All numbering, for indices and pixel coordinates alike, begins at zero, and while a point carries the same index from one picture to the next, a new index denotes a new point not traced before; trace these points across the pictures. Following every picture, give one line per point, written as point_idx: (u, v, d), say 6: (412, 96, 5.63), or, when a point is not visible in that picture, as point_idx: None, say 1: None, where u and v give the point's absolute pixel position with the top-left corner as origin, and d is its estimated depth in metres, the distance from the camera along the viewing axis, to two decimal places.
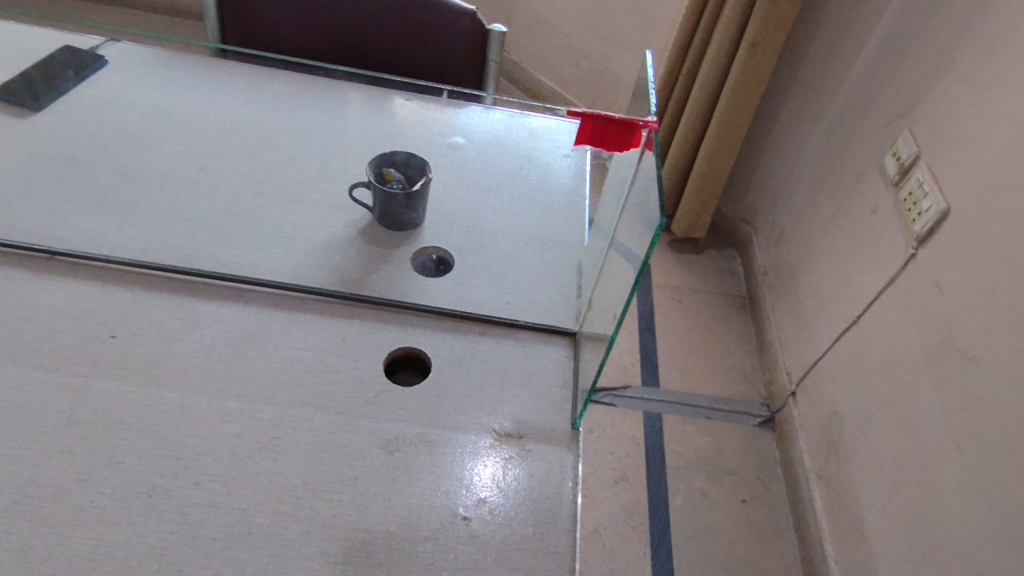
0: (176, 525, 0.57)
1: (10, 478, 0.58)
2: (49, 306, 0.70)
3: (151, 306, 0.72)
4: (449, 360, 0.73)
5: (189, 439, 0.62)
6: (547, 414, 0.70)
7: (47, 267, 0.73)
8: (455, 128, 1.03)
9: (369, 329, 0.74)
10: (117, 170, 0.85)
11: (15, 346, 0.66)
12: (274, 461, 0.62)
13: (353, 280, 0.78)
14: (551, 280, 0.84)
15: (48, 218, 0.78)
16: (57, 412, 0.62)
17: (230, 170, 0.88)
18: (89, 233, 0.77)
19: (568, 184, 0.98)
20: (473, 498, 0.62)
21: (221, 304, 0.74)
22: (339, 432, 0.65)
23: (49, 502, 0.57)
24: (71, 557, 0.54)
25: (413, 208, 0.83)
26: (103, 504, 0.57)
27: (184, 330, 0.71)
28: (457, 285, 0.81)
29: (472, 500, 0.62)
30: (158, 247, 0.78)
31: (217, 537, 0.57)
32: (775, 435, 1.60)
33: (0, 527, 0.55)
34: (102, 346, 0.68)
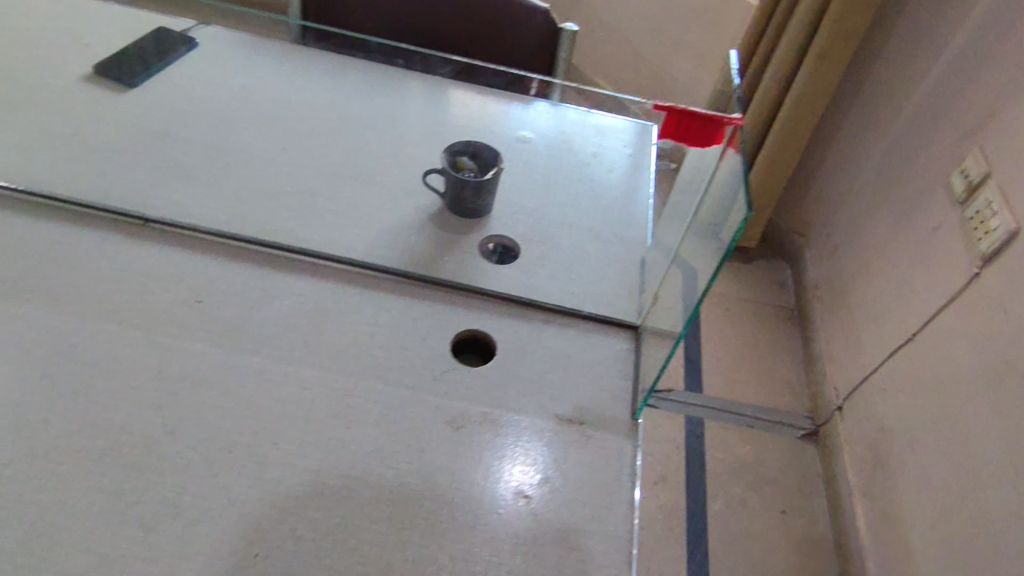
0: (253, 481, 0.60)
1: (103, 424, 0.62)
2: (141, 268, 0.74)
3: (234, 275, 0.76)
4: (514, 345, 0.75)
5: (268, 401, 0.66)
6: (608, 402, 0.71)
7: (140, 232, 0.78)
8: (523, 122, 1.05)
9: (438, 309, 0.77)
10: (204, 145, 0.89)
11: (111, 304, 0.71)
12: (346, 428, 0.65)
13: (423, 262, 0.81)
14: (614, 274, 0.85)
15: (141, 186, 0.82)
16: (148, 367, 0.66)
17: (309, 151, 0.92)
18: (179, 204, 0.81)
19: (634, 180, 1.00)
20: (521, 481, 0.64)
21: (299, 277, 0.77)
22: (408, 405, 0.68)
23: (139, 449, 0.61)
24: (159, 502, 0.58)
25: (484, 196, 0.85)
26: (187, 456, 0.61)
27: (264, 299, 0.74)
28: (522, 273, 0.83)
29: (520, 481, 0.64)
30: (241, 219, 0.81)
31: (292, 494, 0.60)
32: (818, 448, 1.58)
33: (95, 469, 0.59)
34: (188, 310, 0.72)
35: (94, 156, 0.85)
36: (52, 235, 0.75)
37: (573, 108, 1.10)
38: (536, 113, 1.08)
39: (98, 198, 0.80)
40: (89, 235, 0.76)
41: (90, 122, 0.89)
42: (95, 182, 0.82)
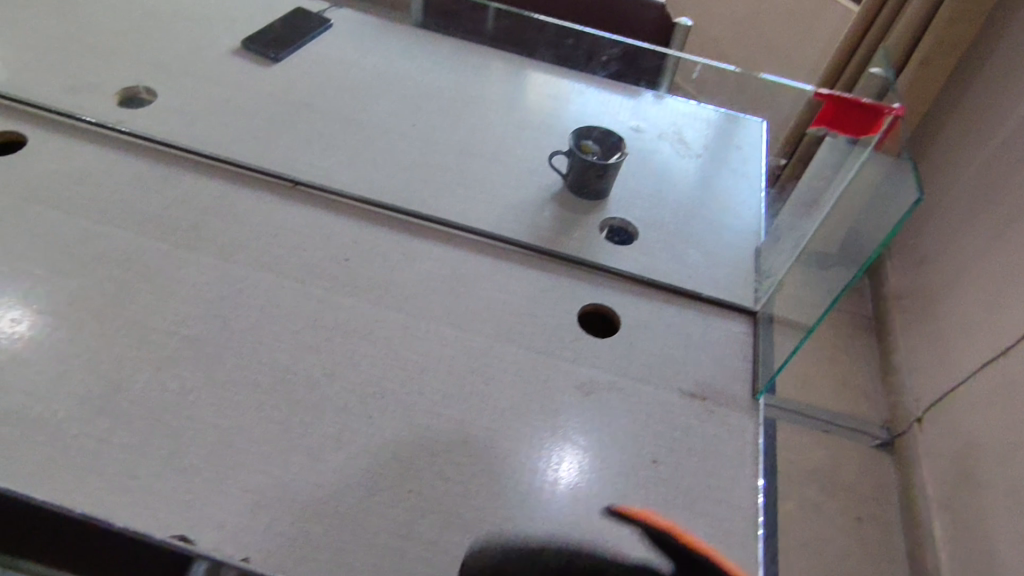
0: (404, 424, 0.65)
1: (270, 362, 0.68)
2: (294, 227, 0.80)
3: (377, 238, 0.81)
4: (638, 320, 0.78)
5: (413, 354, 0.71)
6: (729, 380, 0.74)
7: (291, 193, 0.84)
8: (637, 112, 1.08)
9: (566, 283, 0.80)
10: (343, 117, 0.95)
11: (270, 257, 0.77)
12: (485, 385, 0.69)
13: (549, 238, 0.85)
14: (729, 260, 0.87)
15: (290, 152, 0.89)
16: (306, 314, 0.72)
17: (439, 128, 0.97)
18: (324, 169, 0.87)
19: (746, 173, 1.02)
20: (554, 473, 0.64)
21: (436, 244, 0.82)
22: (541, 368, 0.72)
23: (303, 386, 0.66)
24: (325, 435, 0.63)
25: (605, 178, 0.89)
26: (346, 397, 0.66)
27: (405, 261, 0.79)
28: (642, 254, 0.86)
29: (555, 474, 0.64)
30: (380, 187, 0.87)
31: (441, 439, 0.64)
32: (894, 459, 1.57)
33: (265, 400, 0.65)
34: (338, 266, 0.77)
35: (248, 122, 0.92)
36: (217, 194, 0.83)
37: (681, 99, 1.13)
38: (646, 104, 1.11)
39: (253, 161, 0.87)
40: (248, 194, 0.83)
41: (243, 91, 0.96)
42: (250, 146, 0.88)
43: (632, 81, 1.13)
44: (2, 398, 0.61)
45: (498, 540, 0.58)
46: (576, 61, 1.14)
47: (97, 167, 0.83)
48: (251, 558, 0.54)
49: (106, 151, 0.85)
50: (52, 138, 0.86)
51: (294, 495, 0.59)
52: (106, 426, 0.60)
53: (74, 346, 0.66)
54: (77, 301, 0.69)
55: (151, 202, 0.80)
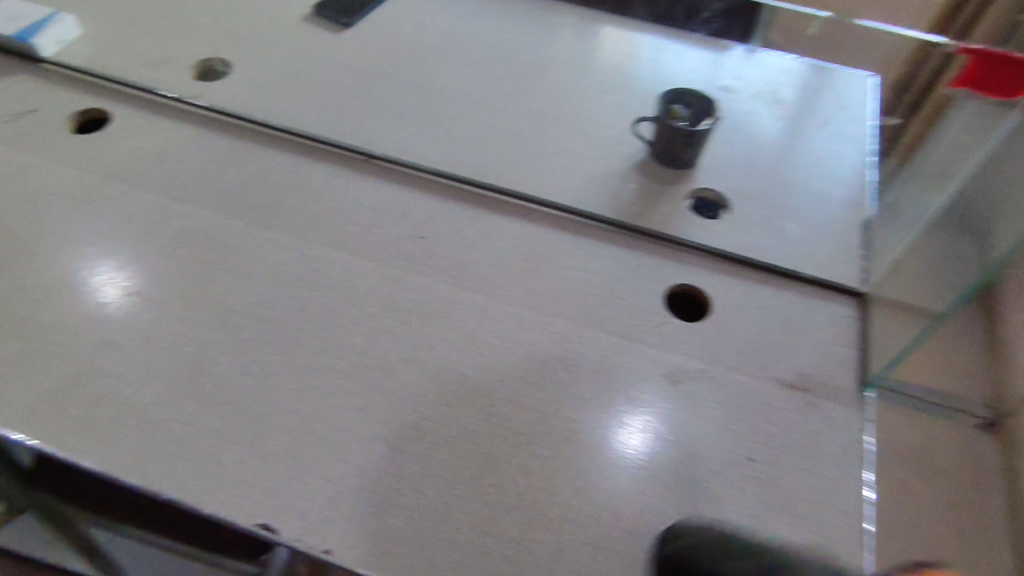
0: (482, 414, 0.63)
1: (348, 347, 0.66)
2: (369, 203, 0.78)
3: (452, 214, 0.78)
4: (731, 303, 0.72)
5: (491, 338, 0.68)
6: (834, 371, 0.67)
7: (365, 168, 0.82)
8: (728, 71, 0.99)
9: (651, 261, 0.75)
10: (415, 85, 0.92)
11: (345, 236, 0.75)
12: (567, 372, 0.66)
13: (633, 212, 0.80)
14: (834, 236, 0.79)
15: (362, 123, 0.86)
16: (382, 296, 0.71)
17: (515, 94, 0.92)
18: (398, 141, 0.84)
19: (854, 135, 0.93)
20: (623, 446, 0.61)
21: (513, 220, 0.78)
22: (625, 355, 0.68)
23: (381, 372, 0.65)
24: (403, 423, 0.61)
25: (696, 146, 0.82)
26: (423, 384, 0.64)
27: (481, 239, 0.76)
28: (735, 229, 0.79)
29: (622, 446, 0.61)
30: (454, 160, 0.83)
31: (520, 431, 0.62)
32: (997, 441, 1.45)
33: (343, 386, 0.64)
34: (413, 245, 0.75)
35: (320, 93, 0.90)
36: (291, 169, 0.82)
37: (776, 53, 1.03)
38: (738, 60, 1.01)
39: (327, 134, 0.85)
40: (322, 169, 0.82)
41: (314, 61, 0.94)
42: (323, 118, 0.87)
43: (737, 36, 1.04)
44: (96, 380, 0.62)
45: (582, 540, 0.56)
46: (674, 19, 1.06)
47: (175, 145, 0.83)
48: (332, 551, 0.54)
49: (184, 127, 0.86)
50: (133, 115, 0.87)
51: (373, 486, 0.57)
52: (192, 411, 0.61)
53: (160, 329, 0.66)
54: (160, 282, 0.70)
55: (228, 179, 0.80)
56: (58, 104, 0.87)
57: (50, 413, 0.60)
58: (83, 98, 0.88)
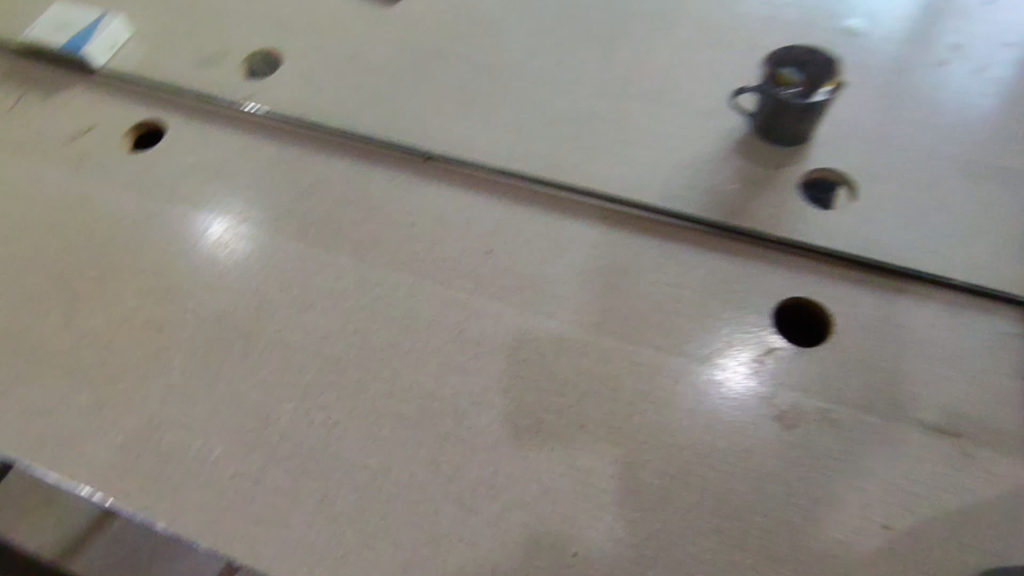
0: (563, 468, 0.56)
1: (414, 388, 0.61)
2: (431, 214, 0.71)
3: (522, 222, 0.70)
4: (857, 321, 0.60)
5: (571, 374, 0.60)
6: (993, 410, 0.55)
7: (426, 170, 0.75)
8: (849, 8, 0.82)
9: (756, 271, 0.64)
10: (476, 63, 0.82)
11: (407, 254, 0.69)
12: (658, 415, 0.58)
13: (732, 207, 0.68)
14: (989, 222, 0.64)
15: (420, 115, 0.78)
16: (448, 326, 0.64)
17: (589, 63, 0.80)
18: (460, 136, 0.76)
19: (1016, 80, 0.74)
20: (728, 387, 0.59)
21: (591, 225, 0.69)
22: (726, 392, 0.58)
23: (451, 418, 0.59)
24: (476, 480, 0.56)
25: (812, 116, 0.67)
26: (497, 432, 0.58)
27: (556, 251, 0.67)
28: (861, 221, 0.66)
29: (727, 387, 0.59)
30: (522, 154, 0.74)
31: (606, 489, 0.55)
32: None
33: (410, 435, 0.59)
34: (480, 262, 0.68)
35: (373, 83, 0.82)
36: (348, 177, 0.75)
37: None
38: None
39: (383, 132, 0.78)
40: (379, 175, 0.75)
41: (366, 44, 0.86)
42: (378, 113, 0.79)
43: None
44: (165, 432, 0.61)
45: None
46: None
47: (229, 156, 0.79)
48: None
49: (236, 134, 0.81)
50: (186, 125, 0.82)
51: (447, 555, 0.53)
52: (259, 466, 0.58)
53: (223, 371, 0.64)
54: (222, 318, 0.67)
55: (283, 193, 0.75)
56: (113, 118, 0.84)
57: (126, 470, 0.59)
58: (137, 108, 0.84)
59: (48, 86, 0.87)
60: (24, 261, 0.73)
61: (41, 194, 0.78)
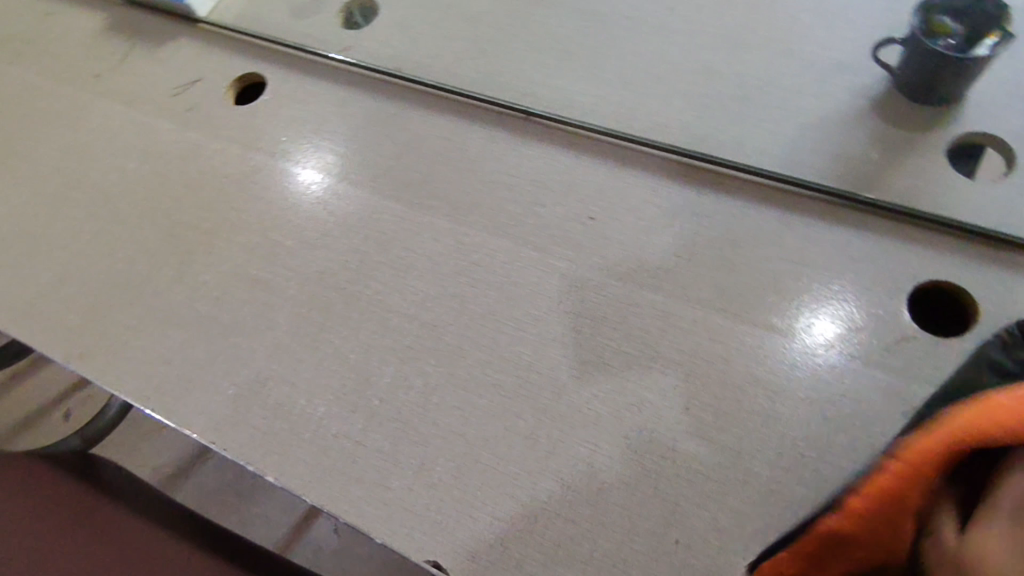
0: (667, 451, 0.54)
1: (513, 358, 0.60)
2: (531, 176, 0.69)
3: (628, 186, 0.66)
4: (1007, 311, 0.55)
5: (676, 353, 0.58)
6: None
7: (526, 129, 0.72)
8: None
9: (890, 250, 0.59)
10: (584, 15, 0.78)
11: (506, 218, 0.67)
12: (771, 403, 0.54)
13: (863, 178, 0.62)
14: None
15: (522, 70, 0.76)
16: (549, 295, 0.62)
17: (704, 16, 0.75)
18: (564, 93, 0.73)
19: None
20: (816, 342, 0.56)
21: (702, 193, 0.64)
22: (851, 383, 0.54)
23: (550, 392, 0.58)
24: (575, 457, 0.55)
25: (966, 77, 0.61)
26: (597, 409, 0.57)
27: (663, 220, 0.64)
28: (1012, 198, 0.60)
29: (814, 342, 0.56)
30: (629, 113, 0.70)
31: (711, 477, 0.53)
32: None
33: (508, 407, 0.58)
34: (582, 229, 0.65)
35: (475, 36, 0.80)
36: (446, 134, 0.73)
37: None
38: None
39: (484, 90, 0.76)
40: (478, 134, 0.73)
41: None
42: (480, 68, 0.78)
43: None
44: (271, 388, 0.63)
45: None
46: None
47: (328, 111, 0.78)
48: None
49: (335, 87, 0.80)
50: (286, 77, 0.82)
51: (544, 530, 0.53)
52: (360, 428, 0.59)
53: (326, 331, 0.65)
54: (324, 278, 0.68)
55: (381, 150, 0.74)
56: (217, 69, 0.84)
57: (237, 423, 0.62)
58: (238, 61, 0.85)
59: (157, 37, 0.89)
60: (139, 214, 0.76)
61: (151, 147, 0.80)
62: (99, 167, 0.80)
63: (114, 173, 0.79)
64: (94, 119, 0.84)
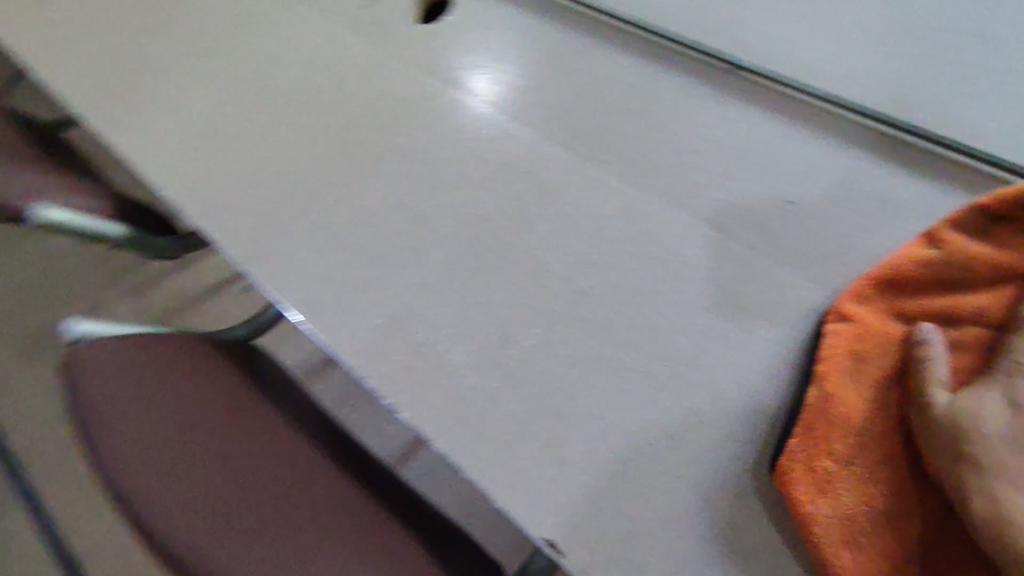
0: (834, 493, 0.48)
1: (671, 348, 0.55)
2: (728, 143, 0.61)
3: (844, 171, 0.59)
4: None
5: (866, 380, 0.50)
6: None
7: (731, 85, 0.64)
8: None
9: None
10: None
11: (691, 188, 0.60)
12: None
13: None
14: None
15: (739, 18, 0.68)
16: (723, 285, 0.56)
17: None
18: (783, 51, 0.65)
19: None
20: None
21: (936, 191, 0.56)
22: None
23: (708, 394, 0.53)
24: (725, 468, 0.51)
25: None
26: (757, 421, 0.52)
27: (879, 219, 0.56)
28: None
29: None
30: (861, 88, 0.62)
31: (881, 534, 0.46)
32: None
33: (658, 401, 0.53)
34: (779, 213, 0.58)
35: None
36: (635, 82, 0.67)
37: None
38: None
39: (685, 35, 0.68)
40: (674, 87, 0.66)
41: None
42: (688, 9, 0.70)
43: None
44: (414, 326, 0.62)
45: None
46: None
47: (511, 43, 0.74)
48: None
49: (527, 17, 0.75)
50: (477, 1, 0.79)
51: (676, 542, 0.49)
52: (496, 386, 0.57)
53: (476, 277, 0.62)
54: (482, 222, 0.65)
55: (563, 91, 0.69)
56: None
57: (378, 354, 0.62)
58: None
59: None
60: (316, 126, 0.77)
61: (335, 59, 0.80)
62: (285, 73, 0.81)
63: (298, 81, 0.80)
64: (288, 24, 0.85)
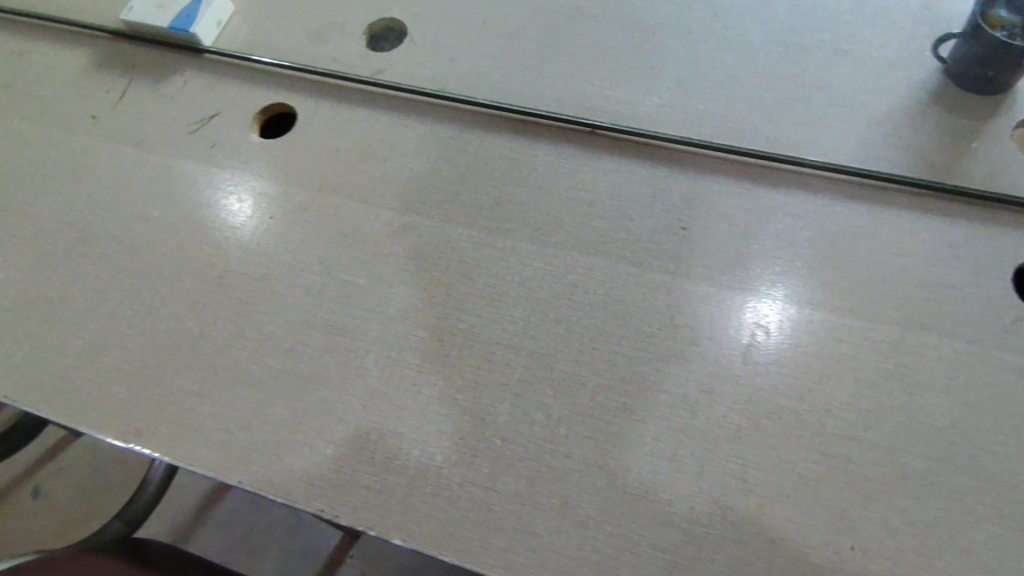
0: (818, 455, 0.54)
1: (637, 381, 0.58)
2: (610, 190, 0.68)
3: (713, 193, 0.67)
4: None
5: (804, 356, 0.58)
6: None
7: (592, 142, 0.71)
8: None
9: (977, 232, 0.63)
10: (629, 24, 0.80)
11: (595, 236, 0.66)
12: (912, 394, 0.56)
13: (935, 165, 0.66)
14: None
15: (576, 83, 0.76)
16: (659, 311, 0.61)
17: (745, 25, 0.78)
18: (624, 103, 0.74)
19: None
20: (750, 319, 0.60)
21: (788, 192, 0.66)
22: (980, 366, 0.56)
23: (685, 411, 0.56)
24: (728, 473, 0.54)
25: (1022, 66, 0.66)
26: (737, 421, 0.56)
27: (756, 223, 0.65)
28: None
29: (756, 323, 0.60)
30: (697, 119, 0.71)
31: (869, 477, 0.53)
32: None
33: (645, 432, 0.56)
34: (677, 238, 0.65)
35: (518, 52, 0.79)
36: (511, 153, 0.72)
37: None
38: None
39: (541, 105, 0.74)
40: (545, 152, 0.71)
41: (501, 10, 0.83)
42: (530, 83, 0.76)
43: None
44: (376, 441, 0.58)
45: None
46: None
47: (373, 139, 0.74)
48: None
49: (379, 113, 0.76)
50: (319, 106, 0.78)
51: (714, 554, 0.51)
52: (488, 473, 0.55)
53: (424, 371, 0.60)
54: (410, 315, 0.63)
55: (443, 175, 0.71)
56: (240, 101, 0.78)
57: (344, 485, 0.56)
58: (260, 91, 0.79)
59: (162, 69, 0.82)
60: (176, 266, 0.68)
61: (176, 191, 0.73)
62: (114, 219, 0.72)
63: (137, 223, 0.71)
64: (99, 164, 0.75)
